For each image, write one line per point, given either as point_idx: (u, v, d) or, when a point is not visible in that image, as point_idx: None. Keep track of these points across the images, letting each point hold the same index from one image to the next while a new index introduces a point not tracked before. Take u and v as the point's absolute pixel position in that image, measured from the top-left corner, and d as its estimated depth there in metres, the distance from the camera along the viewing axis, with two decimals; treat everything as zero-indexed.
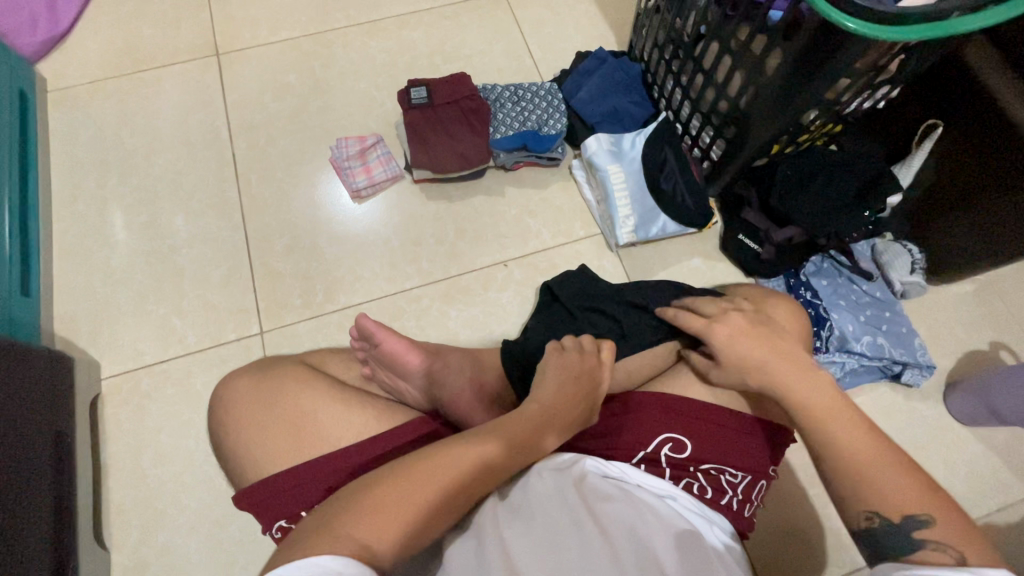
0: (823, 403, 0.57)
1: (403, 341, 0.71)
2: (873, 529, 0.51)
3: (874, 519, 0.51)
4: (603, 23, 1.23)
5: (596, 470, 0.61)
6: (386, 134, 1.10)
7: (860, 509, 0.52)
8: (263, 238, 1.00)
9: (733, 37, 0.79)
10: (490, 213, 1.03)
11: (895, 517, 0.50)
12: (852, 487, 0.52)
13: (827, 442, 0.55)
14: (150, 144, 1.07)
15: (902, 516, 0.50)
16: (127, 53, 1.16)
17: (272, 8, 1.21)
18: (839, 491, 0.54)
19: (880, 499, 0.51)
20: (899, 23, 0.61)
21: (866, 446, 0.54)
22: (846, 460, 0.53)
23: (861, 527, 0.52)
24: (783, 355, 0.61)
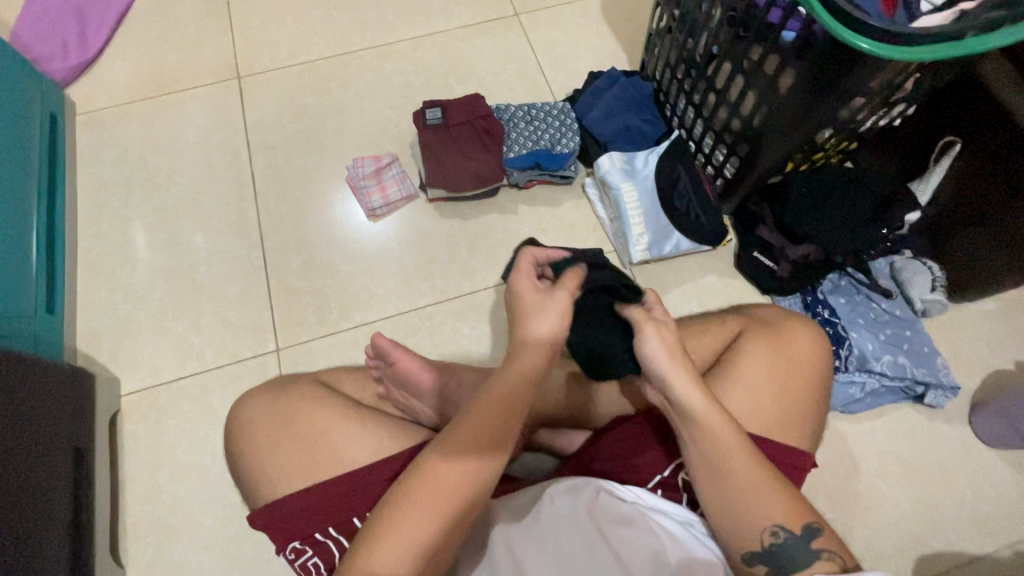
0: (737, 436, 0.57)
1: (417, 360, 0.70)
2: (774, 544, 0.53)
3: (777, 534, 0.53)
4: (615, 43, 1.25)
5: (610, 492, 0.59)
6: (401, 153, 1.12)
7: (766, 523, 0.54)
8: (280, 256, 1.02)
9: (743, 57, 0.78)
10: (501, 230, 1.04)
11: (797, 528, 0.53)
12: (746, 501, 0.54)
13: (722, 454, 0.56)
14: (171, 164, 1.10)
15: (804, 526, 0.53)
16: (153, 77, 1.19)
17: (291, 32, 1.25)
18: (731, 506, 0.55)
19: (783, 510, 0.54)
20: (913, 44, 0.61)
21: (751, 466, 0.55)
22: (730, 472, 0.55)
23: (762, 542, 0.54)
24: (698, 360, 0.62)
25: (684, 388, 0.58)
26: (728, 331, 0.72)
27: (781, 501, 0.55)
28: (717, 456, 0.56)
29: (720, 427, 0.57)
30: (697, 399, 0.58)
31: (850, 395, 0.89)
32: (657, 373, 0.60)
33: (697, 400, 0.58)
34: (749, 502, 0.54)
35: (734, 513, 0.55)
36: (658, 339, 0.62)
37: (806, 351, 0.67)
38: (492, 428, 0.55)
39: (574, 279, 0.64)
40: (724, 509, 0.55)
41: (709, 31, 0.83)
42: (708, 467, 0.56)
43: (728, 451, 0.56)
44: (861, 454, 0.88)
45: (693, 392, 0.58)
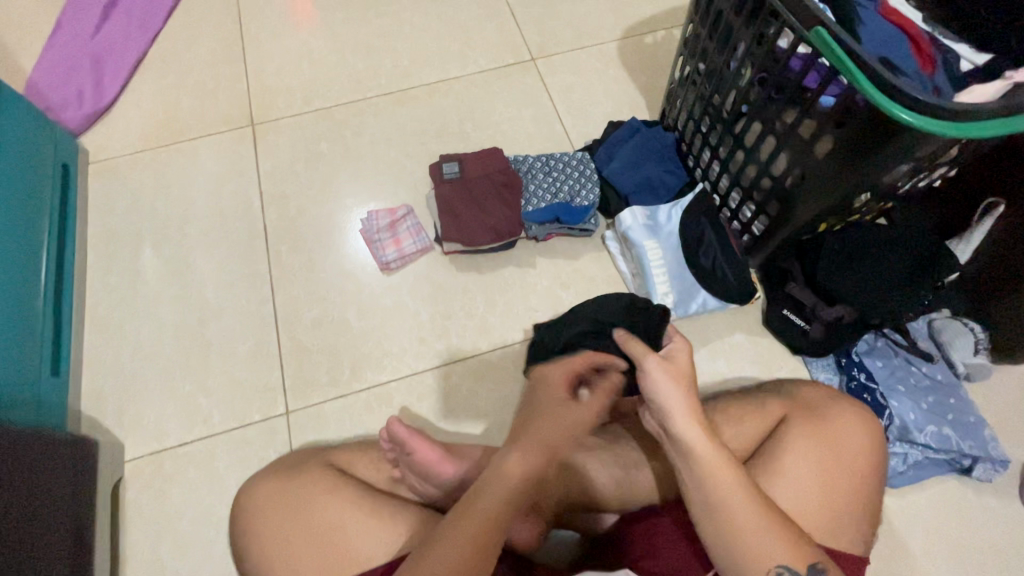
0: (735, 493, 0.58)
1: (436, 450, 0.69)
2: None
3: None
4: (633, 88, 1.23)
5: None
6: (415, 203, 1.09)
7: (771, 566, 0.56)
8: (292, 312, 0.99)
9: (776, 119, 0.75)
10: (519, 284, 1.01)
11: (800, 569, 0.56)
12: (745, 540, 0.57)
13: (716, 490, 0.59)
14: (183, 214, 1.08)
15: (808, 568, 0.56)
16: (166, 124, 1.19)
17: (306, 78, 1.24)
18: (732, 548, 0.57)
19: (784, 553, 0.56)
20: (967, 118, 0.58)
21: (747, 501, 0.58)
22: (728, 509, 0.58)
23: None
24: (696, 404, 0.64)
25: (680, 417, 0.62)
26: (772, 414, 0.76)
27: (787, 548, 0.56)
28: (712, 489, 0.59)
29: (716, 461, 0.60)
30: (691, 427, 0.62)
31: (892, 467, 0.84)
32: (658, 402, 0.64)
33: (691, 429, 0.62)
34: (748, 546, 0.57)
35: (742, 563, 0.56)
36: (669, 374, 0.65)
37: (849, 433, 0.72)
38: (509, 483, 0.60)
39: (606, 388, 0.75)
40: (723, 547, 0.58)
41: (737, 89, 0.79)
42: (704, 502, 0.59)
43: (724, 486, 0.59)
44: (905, 533, 0.83)
45: (688, 423, 0.62)
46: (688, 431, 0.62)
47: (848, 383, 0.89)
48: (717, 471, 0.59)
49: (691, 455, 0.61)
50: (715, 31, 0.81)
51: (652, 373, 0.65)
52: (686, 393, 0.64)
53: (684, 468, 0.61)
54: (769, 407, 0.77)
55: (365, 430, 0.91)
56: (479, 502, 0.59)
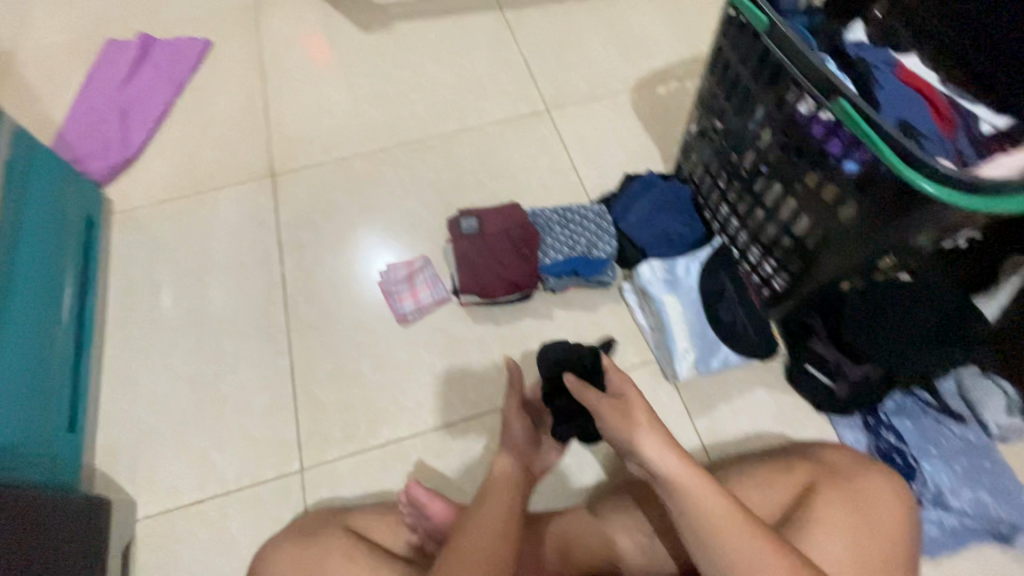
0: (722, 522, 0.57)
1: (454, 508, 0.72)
2: None
3: None
4: (647, 138, 1.24)
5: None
6: (432, 254, 1.10)
7: None
8: (307, 365, 0.98)
9: (797, 181, 0.75)
10: (535, 337, 1.00)
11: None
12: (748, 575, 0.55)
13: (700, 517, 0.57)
14: (203, 264, 1.10)
15: None
16: (189, 175, 1.21)
17: (326, 129, 1.27)
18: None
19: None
20: (992, 191, 0.58)
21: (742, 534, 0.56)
22: (721, 545, 0.56)
23: None
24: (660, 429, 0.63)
25: (656, 451, 0.61)
26: (798, 479, 0.74)
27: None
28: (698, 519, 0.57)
29: (702, 490, 0.59)
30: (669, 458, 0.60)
31: (929, 534, 0.80)
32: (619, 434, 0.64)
33: (671, 461, 0.60)
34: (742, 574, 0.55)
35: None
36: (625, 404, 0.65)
37: (876, 494, 0.71)
38: (497, 491, 0.69)
39: (514, 396, 0.79)
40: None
41: (755, 149, 0.80)
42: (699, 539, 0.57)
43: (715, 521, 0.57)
44: None
45: (666, 456, 0.60)
46: (662, 460, 0.60)
47: (877, 444, 0.87)
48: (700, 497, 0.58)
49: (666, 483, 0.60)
50: (731, 91, 0.82)
51: (606, 411, 0.66)
52: (648, 419, 0.63)
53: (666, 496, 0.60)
54: (795, 472, 0.75)
55: (380, 490, 0.89)
56: (483, 516, 0.66)
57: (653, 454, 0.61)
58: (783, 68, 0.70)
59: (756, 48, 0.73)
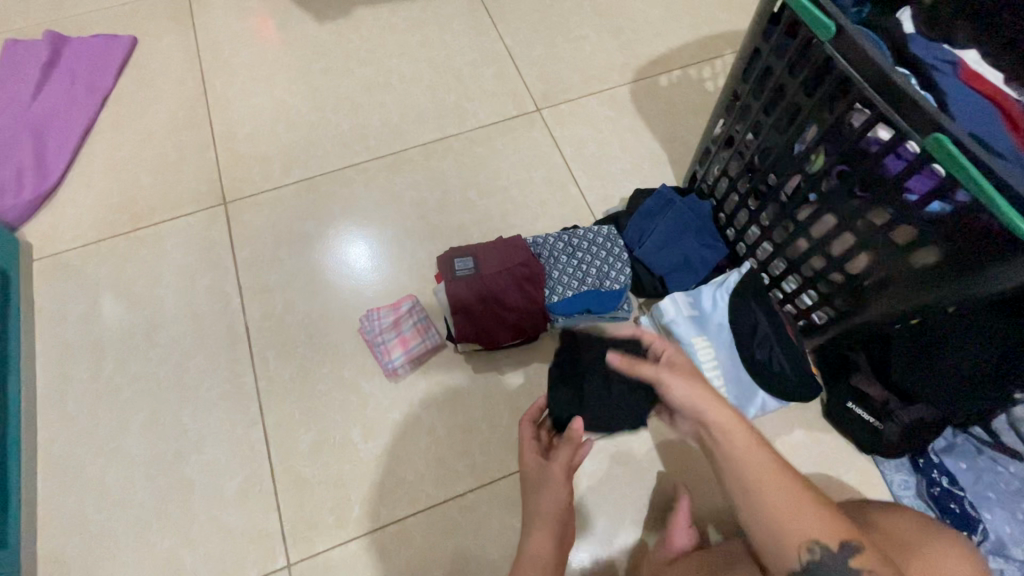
0: (754, 463, 0.56)
1: None
2: (812, 563, 0.53)
3: (813, 552, 0.53)
4: (652, 139, 1.11)
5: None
6: (419, 291, 0.96)
7: (800, 540, 0.53)
8: (286, 435, 0.85)
9: (860, 217, 0.63)
10: (546, 385, 0.88)
11: (836, 545, 0.53)
12: (787, 511, 0.54)
13: (737, 456, 0.57)
14: (150, 319, 0.93)
15: (841, 543, 0.53)
16: (122, 207, 1.02)
17: (284, 142, 1.09)
18: (775, 519, 0.54)
19: (821, 528, 0.54)
20: None
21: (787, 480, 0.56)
22: (750, 480, 0.56)
23: (800, 564, 0.53)
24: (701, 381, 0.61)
25: (707, 402, 0.59)
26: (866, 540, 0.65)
27: (832, 520, 0.54)
28: (737, 460, 0.57)
29: (739, 431, 0.58)
30: (723, 412, 0.59)
31: None
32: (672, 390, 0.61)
33: (721, 413, 0.59)
34: (772, 512, 0.54)
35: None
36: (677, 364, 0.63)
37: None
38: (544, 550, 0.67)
39: (568, 450, 0.69)
40: (758, 533, 0.55)
41: (803, 175, 0.68)
42: (742, 487, 0.56)
43: (757, 468, 0.56)
44: None
45: (710, 400, 0.59)
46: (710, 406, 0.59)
47: (928, 489, 0.79)
48: (741, 441, 0.57)
49: (705, 432, 0.59)
50: (770, 103, 0.69)
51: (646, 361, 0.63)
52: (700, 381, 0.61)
53: (704, 436, 0.60)
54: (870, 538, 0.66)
55: None
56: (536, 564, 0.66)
57: (701, 399, 0.59)
58: (849, 84, 0.58)
59: (810, 57, 0.60)
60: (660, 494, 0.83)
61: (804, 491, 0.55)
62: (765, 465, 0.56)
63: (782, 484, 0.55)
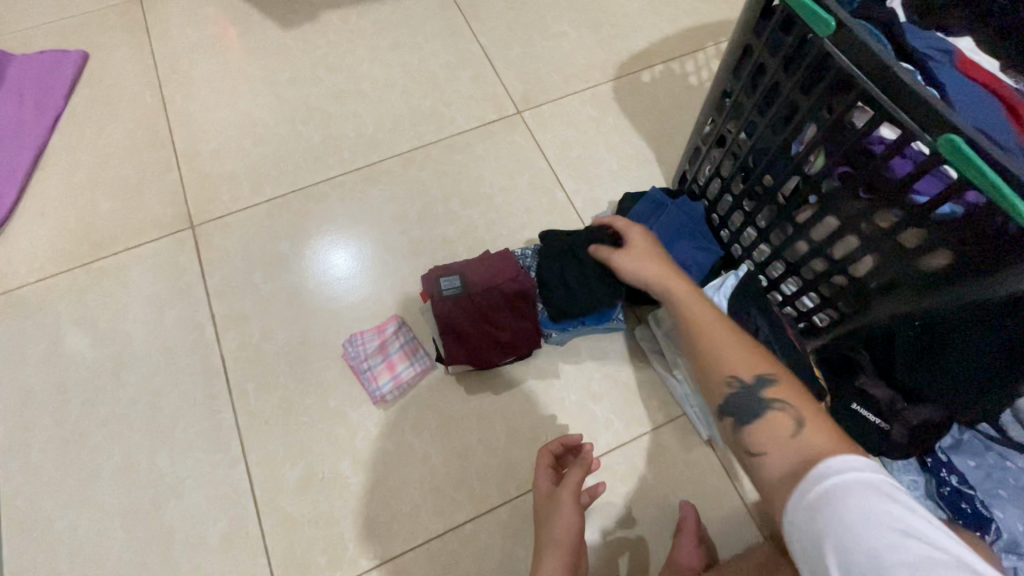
0: (691, 308, 0.62)
1: None
2: (732, 394, 0.56)
3: (733, 384, 0.56)
4: (637, 138, 1.07)
5: (858, 479, 0.43)
6: (405, 310, 0.91)
7: (723, 374, 0.57)
8: (270, 473, 0.80)
9: (864, 220, 0.61)
10: (543, 403, 0.84)
11: (750, 377, 0.55)
12: (726, 351, 0.58)
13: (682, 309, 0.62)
14: (117, 356, 0.87)
15: (755, 375, 0.55)
16: (80, 237, 0.96)
17: (252, 158, 1.03)
18: (714, 356, 0.58)
19: (743, 364, 0.56)
20: None
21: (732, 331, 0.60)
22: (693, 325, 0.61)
23: (724, 395, 0.56)
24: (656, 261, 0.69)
25: (662, 275, 0.67)
26: None
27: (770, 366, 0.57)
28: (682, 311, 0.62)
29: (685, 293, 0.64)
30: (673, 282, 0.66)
31: None
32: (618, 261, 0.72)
33: (675, 282, 0.66)
34: (706, 351, 0.58)
35: (770, 438, 0.52)
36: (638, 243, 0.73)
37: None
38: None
39: (578, 472, 0.69)
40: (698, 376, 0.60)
41: (801, 176, 0.65)
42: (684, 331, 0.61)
43: (700, 317, 0.61)
44: None
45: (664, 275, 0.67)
46: (652, 271, 0.68)
47: (940, 489, 0.77)
48: (684, 293, 0.64)
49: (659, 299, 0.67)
50: (764, 102, 0.66)
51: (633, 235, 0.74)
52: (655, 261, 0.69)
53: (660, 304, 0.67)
54: None
55: None
56: None
57: (647, 269, 0.68)
58: (850, 82, 0.55)
59: (806, 54, 0.57)
60: (668, 511, 0.79)
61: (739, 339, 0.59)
62: (706, 316, 0.61)
63: (717, 330, 0.59)
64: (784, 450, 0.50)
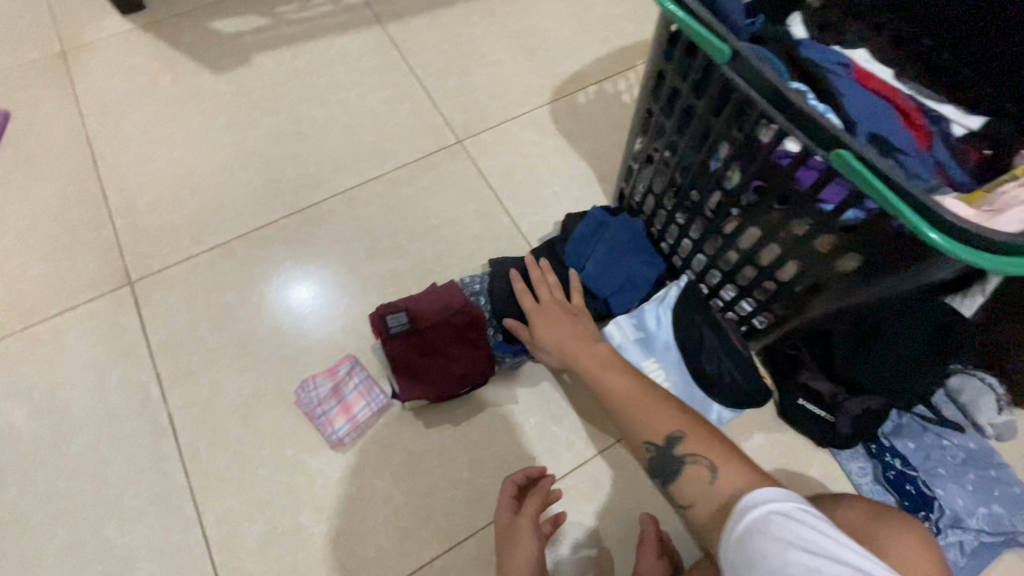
0: (606, 379, 0.70)
1: None
2: (653, 457, 0.64)
3: (651, 449, 0.64)
4: (578, 158, 1.10)
5: (771, 508, 0.53)
6: (358, 348, 0.90)
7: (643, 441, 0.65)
8: (229, 532, 0.78)
9: (782, 229, 0.64)
10: (503, 430, 0.84)
11: (659, 440, 0.63)
12: (639, 418, 0.66)
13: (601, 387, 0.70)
14: (56, 427, 0.83)
15: (665, 437, 0.63)
16: (9, 305, 0.92)
17: (191, 208, 1.01)
18: (630, 423, 0.66)
19: (654, 427, 0.64)
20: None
21: (634, 391, 0.67)
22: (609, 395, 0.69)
23: (648, 458, 0.65)
24: (562, 337, 0.75)
25: (569, 352, 0.73)
26: None
27: (679, 421, 0.64)
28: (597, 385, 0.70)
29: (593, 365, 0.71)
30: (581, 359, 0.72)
31: (952, 561, 0.76)
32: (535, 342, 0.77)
33: (584, 358, 0.72)
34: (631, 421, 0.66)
35: (690, 492, 0.61)
36: (542, 320, 0.77)
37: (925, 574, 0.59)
38: None
39: (537, 500, 0.71)
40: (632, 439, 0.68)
41: (723, 191, 0.68)
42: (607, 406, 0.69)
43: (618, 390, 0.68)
44: None
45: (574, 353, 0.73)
46: (563, 352, 0.74)
47: (885, 473, 0.81)
48: (592, 365, 0.71)
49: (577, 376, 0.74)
50: (683, 123, 0.69)
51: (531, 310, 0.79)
52: (563, 336, 0.75)
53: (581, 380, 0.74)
54: None
55: None
56: None
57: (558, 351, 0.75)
58: (750, 104, 0.58)
59: (712, 79, 0.61)
60: (634, 524, 0.80)
61: (648, 398, 0.66)
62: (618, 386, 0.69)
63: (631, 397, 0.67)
64: (707, 499, 0.59)
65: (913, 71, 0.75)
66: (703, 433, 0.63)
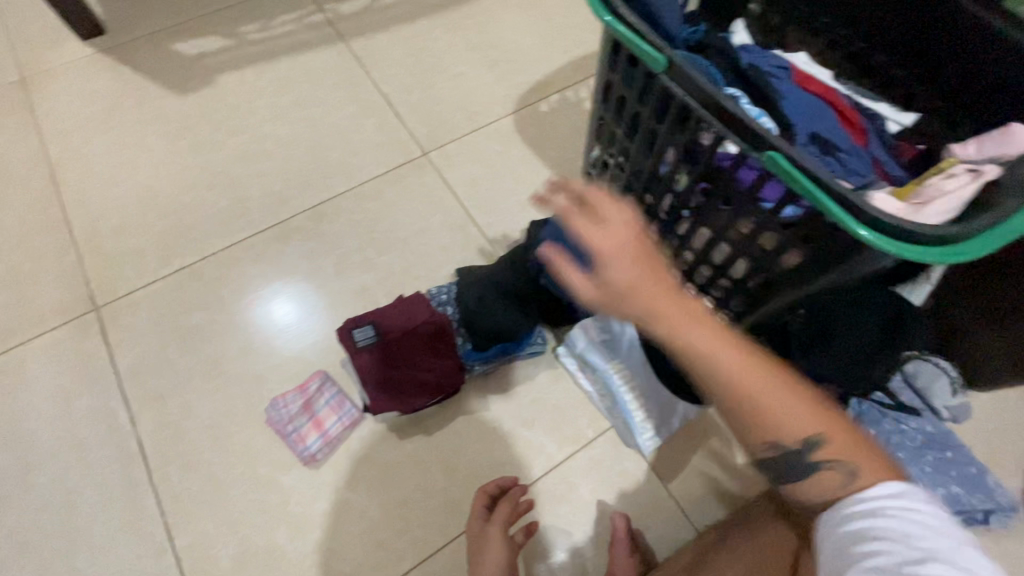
0: (724, 359, 0.41)
1: None
2: (774, 461, 0.44)
3: (777, 453, 0.43)
4: (542, 166, 1.12)
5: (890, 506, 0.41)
6: (329, 364, 0.90)
7: (770, 444, 0.43)
8: (202, 555, 0.78)
9: (730, 228, 0.66)
10: (476, 438, 0.85)
11: (799, 444, 0.42)
12: (775, 419, 0.42)
13: (718, 371, 0.41)
14: (22, 458, 0.82)
15: (805, 441, 0.42)
16: None
17: (157, 230, 1.01)
18: (755, 424, 0.42)
19: (793, 425, 0.42)
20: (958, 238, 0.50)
21: (770, 386, 0.41)
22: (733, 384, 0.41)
23: (765, 461, 0.44)
24: (657, 283, 0.41)
25: (668, 313, 0.41)
26: (783, 543, 0.66)
27: (823, 418, 0.42)
28: (708, 372, 0.41)
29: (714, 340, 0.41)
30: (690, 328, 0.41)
31: None
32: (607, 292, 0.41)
33: (692, 329, 0.41)
34: (759, 420, 0.42)
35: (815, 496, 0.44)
36: (616, 252, 0.41)
37: None
38: None
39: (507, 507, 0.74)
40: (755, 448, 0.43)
41: (673, 194, 0.70)
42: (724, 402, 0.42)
43: (743, 375, 0.41)
44: None
45: (677, 314, 0.41)
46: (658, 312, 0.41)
47: None
48: (707, 338, 0.41)
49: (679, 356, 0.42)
50: (632, 129, 0.71)
51: (601, 234, 0.41)
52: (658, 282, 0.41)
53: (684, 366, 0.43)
54: (781, 536, 0.67)
55: None
56: None
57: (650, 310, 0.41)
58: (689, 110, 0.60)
59: (652, 87, 0.63)
60: (607, 524, 0.82)
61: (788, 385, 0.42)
62: (747, 372, 0.41)
63: (762, 390, 0.41)
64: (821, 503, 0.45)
65: (851, 72, 0.78)
66: (850, 428, 0.43)
